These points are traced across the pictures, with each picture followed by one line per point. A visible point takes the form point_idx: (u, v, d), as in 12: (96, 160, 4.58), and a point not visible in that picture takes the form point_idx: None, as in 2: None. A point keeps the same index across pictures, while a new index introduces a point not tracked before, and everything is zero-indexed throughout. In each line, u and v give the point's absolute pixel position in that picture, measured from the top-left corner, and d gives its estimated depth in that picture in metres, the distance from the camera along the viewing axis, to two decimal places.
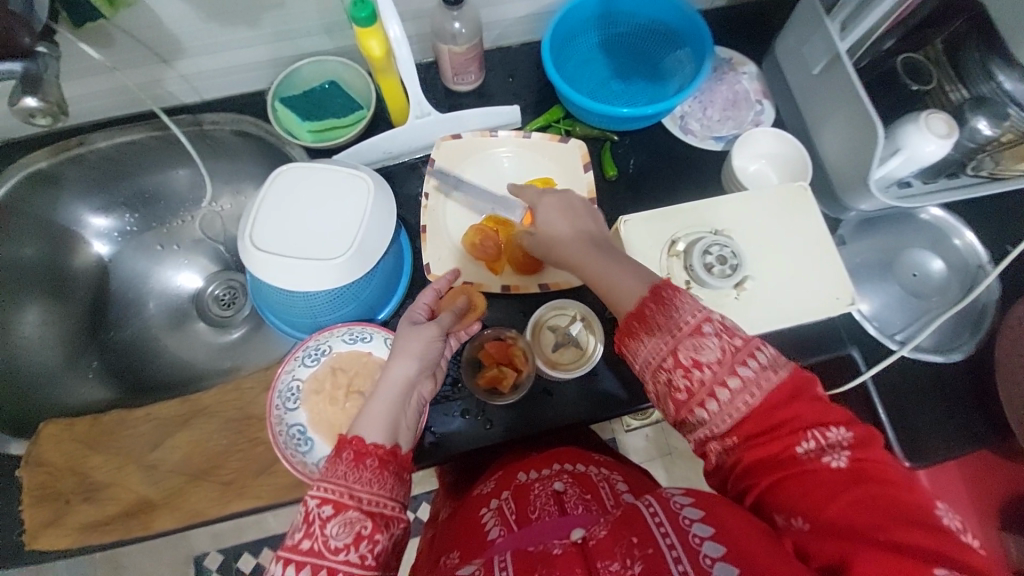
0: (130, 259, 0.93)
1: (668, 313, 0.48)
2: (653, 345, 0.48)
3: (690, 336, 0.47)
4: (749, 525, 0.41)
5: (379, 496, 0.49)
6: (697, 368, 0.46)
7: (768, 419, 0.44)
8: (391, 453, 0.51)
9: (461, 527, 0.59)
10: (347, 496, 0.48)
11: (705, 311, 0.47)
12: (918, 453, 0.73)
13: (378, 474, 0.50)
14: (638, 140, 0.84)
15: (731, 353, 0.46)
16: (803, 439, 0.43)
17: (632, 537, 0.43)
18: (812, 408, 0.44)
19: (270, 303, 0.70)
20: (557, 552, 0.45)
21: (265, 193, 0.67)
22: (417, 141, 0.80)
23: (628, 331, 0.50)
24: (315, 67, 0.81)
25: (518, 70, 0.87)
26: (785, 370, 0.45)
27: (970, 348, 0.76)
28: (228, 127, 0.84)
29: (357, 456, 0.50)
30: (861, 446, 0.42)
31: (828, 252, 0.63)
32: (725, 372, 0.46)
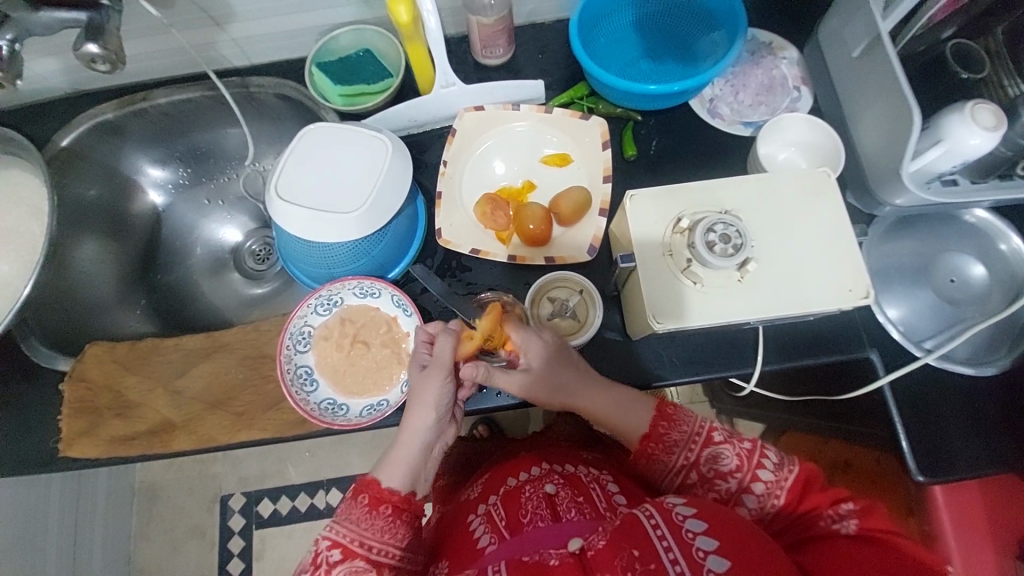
0: (180, 209, 1.02)
1: (676, 428, 0.61)
2: (678, 461, 0.61)
3: (704, 448, 0.60)
4: (744, 536, 0.45)
5: (385, 545, 0.59)
6: (719, 477, 0.59)
7: (794, 506, 0.55)
8: (404, 501, 0.60)
9: (455, 528, 0.67)
10: (355, 544, 0.58)
11: (707, 423, 0.61)
12: (935, 469, 0.68)
13: (390, 522, 0.59)
14: (662, 122, 0.82)
15: (745, 458, 0.58)
16: (825, 518, 0.53)
17: (633, 550, 0.45)
18: (827, 495, 0.55)
19: (292, 254, 0.76)
20: (554, 561, 0.48)
21: (293, 149, 0.72)
22: (441, 111, 0.83)
23: (647, 452, 0.61)
24: (352, 36, 0.86)
25: (548, 47, 0.87)
26: (794, 465, 0.58)
27: (1006, 363, 0.70)
28: (271, 90, 0.90)
29: (372, 503, 0.59)
30: (867, 515, 0.51)
31: (843, 243, 0.60)
32: (746, 478, 0.58)
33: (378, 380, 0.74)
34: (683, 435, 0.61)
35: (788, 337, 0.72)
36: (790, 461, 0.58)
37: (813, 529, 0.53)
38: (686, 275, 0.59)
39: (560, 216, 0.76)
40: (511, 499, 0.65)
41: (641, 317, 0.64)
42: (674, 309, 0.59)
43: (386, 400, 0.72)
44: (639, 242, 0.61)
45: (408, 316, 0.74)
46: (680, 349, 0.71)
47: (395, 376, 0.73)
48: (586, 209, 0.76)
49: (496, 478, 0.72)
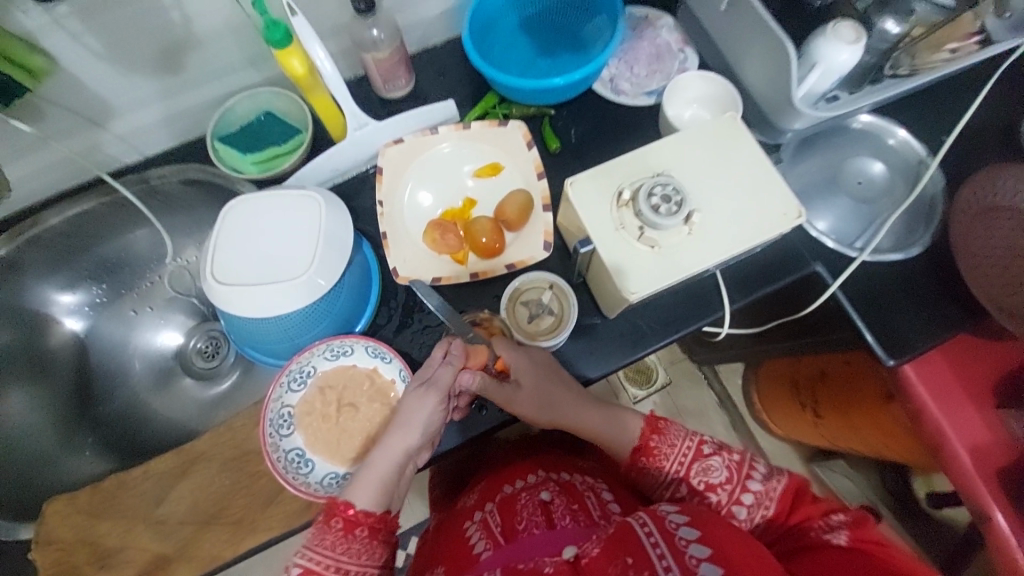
0: (105, 328, 0.93)
1: (667, 441, 0.64)
2: (670, 471, 0.63)
3: (695, 460, 0.62)
4: (736, 542, 0.47)
5: (361, 566, 0.56)
6: (710, 489, 0.60)
7: (785, 520, 0.57)
8: (380, 521, 0.57)
9: (451, 539, 0.65)
10: (328, 570, 0.54)
11: (696, 436, 0.63)
12: (899, 350, 0.75)
13: (366, 545, 0.56)
14: (574, 110, 0.86)
15: (734, 470, 0.61)
16: (817, 528, 0.54)
17: (626, 557, 0.46)
18: (818, 506, 0.57)
19: (247, 338, 0.71)
20: (549, 570, 0.49)
21: (219, 230, 0.69)
22: (361, 153, 0.81)
23: (638, 464, 0.65)
24: (249, 101, 0.83)
25: (446, 68, 0.89)
26: (784, 477, 0.60)
27: (927, 240, 0.78)
28: (175, 177, 0.84)
29: (347, 527, 0.56)
30: (857, 527, 0.53)
31: (766, 174, 0.65)
32: (736, 489, 0.59)
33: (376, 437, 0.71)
34: (673, 454, 0.63)
35: (743, 273, 0.76)
36: (779, 472, 0.61)
37: (806, 539, 0.54)
38: (642, 242, 0.62)
39: (508, 221, 0.76)
40: (506, 507, 0.65)
41: (613, 293, 0.65)
42: (640, 276, 0.61)
43: None
44: (590, 225, 0.63)
45: (388, 363, 0.71)
46: (654, 313, 0.74)
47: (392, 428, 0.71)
48: (530, 208, 0.77)
49: (493, 485, 0.72)
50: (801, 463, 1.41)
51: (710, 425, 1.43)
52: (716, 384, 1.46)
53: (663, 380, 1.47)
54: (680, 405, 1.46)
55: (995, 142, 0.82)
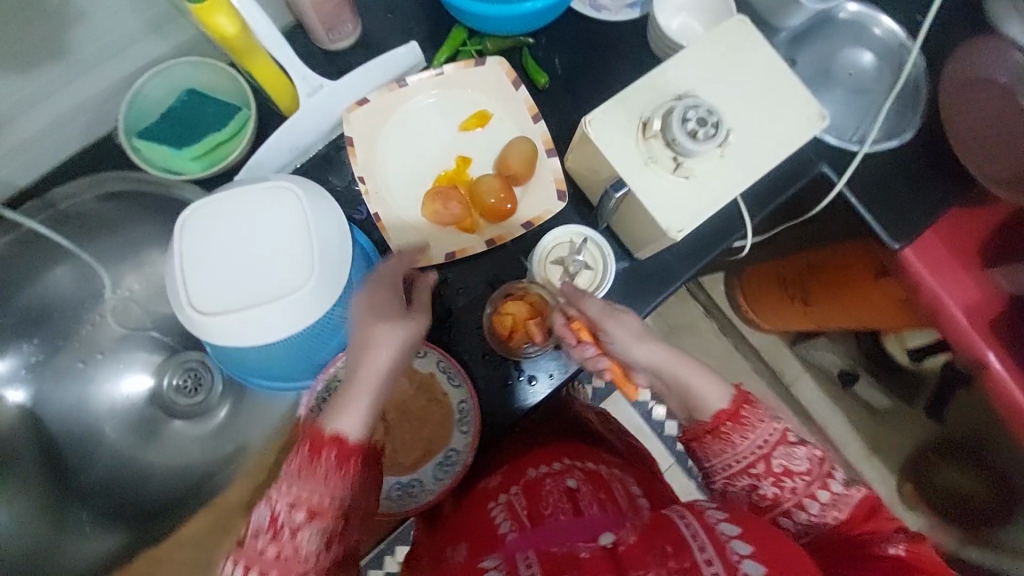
0: (54, 391, 0.78)
1: (756, 417, 0.54)
2: (744, 449, 0.54)
3: (778, 446, 0.53)
4: (785, 550, 0.46)
5: (343, 502, 0.50)
6: (788, 476, 0.53)
7: (853, 525, 0.52)
8: (352, 448, 0.50)
9: (466, 522, 0.61)
10: (316, 505, 0.49)
11: (782, 423, 0.54)
12: (901, 233, 0.78)
13: (343, 475, 0.50)
14: (555, 36, 0.76)
15: (817, 465, 0.53)
16: (880, 538, 0.51)
17: (666, 547, 0.47)
18: (888, 520, 0.53)
19: (253, 366, 0.62)
20: (585, 555, 0.48)
21: (183, 251, 0.57)
22: (322, 123, 0.68)
23: (713, 437, 0.54)
24: (163, 81, 0.65)
25: (396, 2, 0.74)
26: (861, 488, 0.54)
27: (917, 123, 0.79)
28: (89, 193, 0.69)
29: (316, 452, 0.50)
30: (917, 545, 0.51)
31: (787, 78, 0.61)
32: (815, 483, 0.53)
33: (432, 434, 0.67)
34: (751, 438, 0.54)
35: (758, 187, 0.74)
36: (858, 480, 0.55)
37: (867, 546, 0.51)
38: (679, 174, 0.57)
39: (514, 176, 0.68)
40: (531, 493, 0.60)
41: (651, 234, 0.61)
42: (682, 211, 0.57)
43: (453, 449, 0.66)
44: (618, 165, 0.57)
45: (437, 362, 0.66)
46: (682, 245, 0.71)
47: (445, 424, 0.66)
48: (535, 157, 0.69)
49: (516, 468, 0.67)
50: (786, 350, 1.49)
51: (702, 333, 1.50)
52: (703, 295, 1.51)
53: None
54: (673, 323, 1.51)
55: (969, 14, 0.82)
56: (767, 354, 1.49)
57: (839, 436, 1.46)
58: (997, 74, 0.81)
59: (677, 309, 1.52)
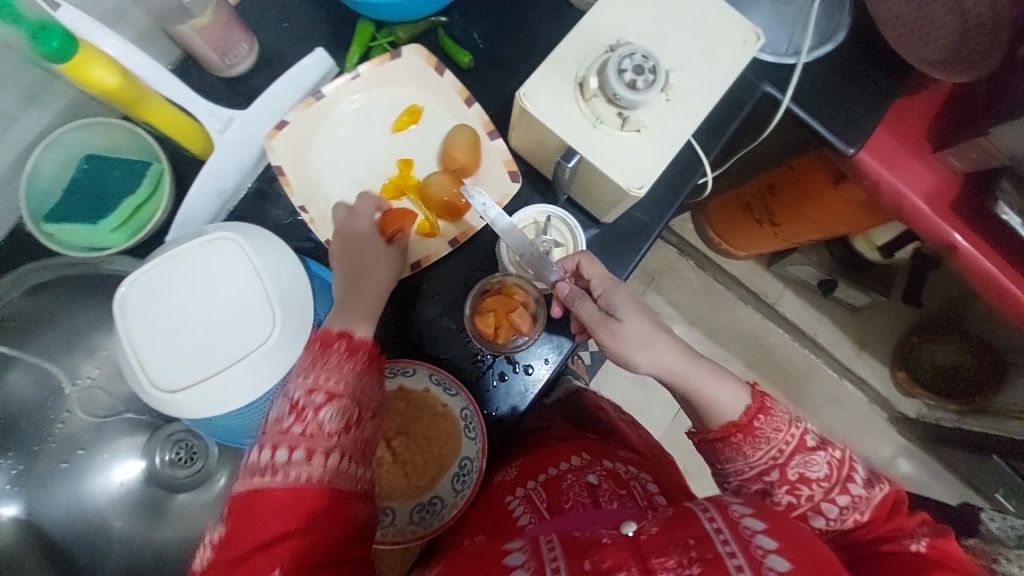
0: (44, 498, 0.74)
1: (774, 423, 0.52)
2: (756, 458, 0.52)
3: (795, 454, 0.51)
4: (805, 541, 0.46)
5: (348, 384, 0.50)
6: (805, 483, 0.51)
7: (875, 527, 0.51)
8: (362, 344, 0.52)
9: (487, 512, 0.61)
10: (321, 388, 0.48)
11: (801, 427, 0.52)
12: (851, 137, 0.78)
13: (350, 364, 0.50)
14: (467, 9, 0.71)
15: (836, 469, 0.51)
16: (900, 535, 0.50)
17: (688, 540, 0.45)
18: (913, 519, 0.51)
19: (240, 430, 0.59)
20: (607, 541, 0.47)
21: (129, 331, 0.52)
22: (244, 158, 0.63)
23: (727, 442, 0.53)
24: (52, 153, 0.58)
25: (289, 9, 0.68)
26: (884, 485, 0.52)
27: (846, 21, 0.78)
28: (15, 291, 0.64)
29: (324, 343, 0.50)
30: (940, 537, 0.49)
31: (714, 4, 0.58)
32: (834, 488, 0.51)
33: (441, 447, 0.65)
34: (766, 447, 0.52)
35: (707, 123, 0.72)
36: (880, 479, 0.53)
37: (885, 544, 0.50)
38: (629, 129, 0.55)
39: (461, 168, 0.65)
40: (552, 487, 0.60)
41: (613, 197, 0.59)
42: (640, 167, 0.55)
43: (466, 458, 0.65)
44: (564, 133, 0.55)
45: (437, 379, 0.65)
46: (645, 199, 0.69)
47: (453, 435, 0.65)
48: (478, 142, 0.65)
49: (533, 461, 0.66)
50: (763, 271, 1.53)
51: (681, 274, 1.53)
52: (675, 237, 1.52)
53: None
54: (651, 272, 1.52)
55: None
56: (746, 279, 1.52)
57: (828, 341, 1.51)
58: None
59: (653, 257, 1.53)
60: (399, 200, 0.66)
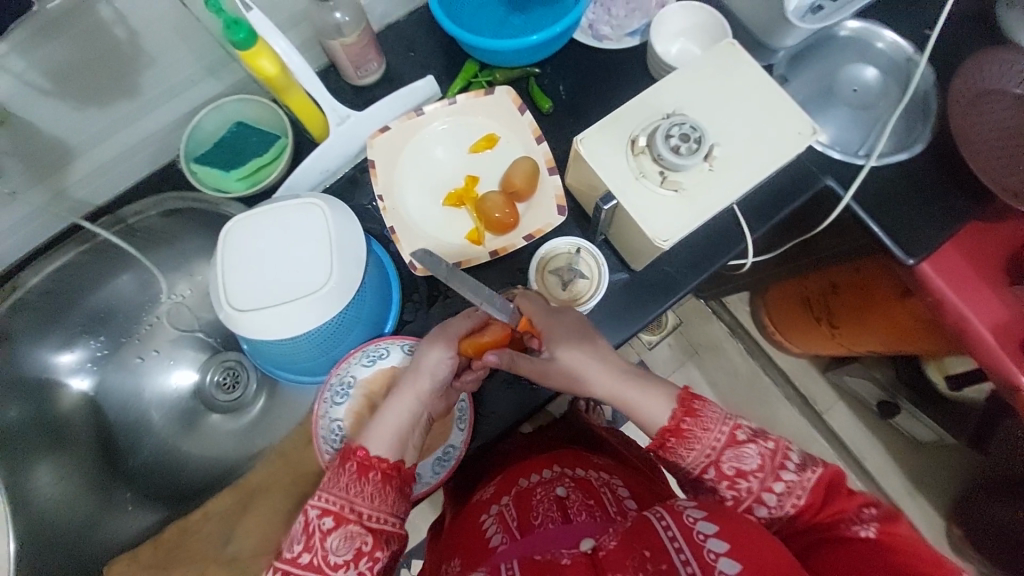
0: (115, 382, 0.90)
1: (701, 424, 0.58)
2: (695, 458, 0.58)
3: (728, 447, 0.57)
4: (753, 536, 0.47)
5: (375, 509, 0.55)
6: (742, 477, 0.56)
7: (815, 511, 0.54)
8: (394, 468, 0.57)
9: (466, 530, 0.65)
10: (346, 509, 0.54)
11: (731, 421, 0.58)
12: (914, 249, 0.77)
13: (380, 489, 0.56)
14: (559, 65, 0.82)
15: (769, 457, 0.56)
16: (845, 521, 0.53)
17: (644, 551, 0.48)
18: (853, 497, 0.55)
19: (279, 359, 0.70)
20: (566, 561, 0.50)
21: (223, 258, 0.65)
22: (349, 148, 0.77)
23: (668, 446, 0.59)
24: (216, 114, 0.77)
25: (416, 42, 0.84)
26: (819, 466, 0.57)
27: (927, 136, 0.79)
28: (154, 211, 0.81)
29: (361, 470, 0.56)
30: (887, 521, 0.52)
31: (775, 96, 0.63)
32: (770, 477, 0.56)
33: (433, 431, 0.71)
34: (698, 448, 0.58)
35: (758, 202, 0.76)
36: (814, 462, 0.57)
37: (832, 532, 0.53)
38: (668, 187, 0.60)
39: (517, 193, 0.74)
40: (522, 501, 0.64)
41: (643, 245, 0.64)
42: (672, 222, 0.60)
43: (451, 445, 0.70)
44: (609, 179, 0.61)
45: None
46: (679, 257, 0.74)
47: (445, 421, 0.71)
48: (537, 175, 0.74)
49: (508, 478, 0.71)
50: (818, 376, 1.45)
51: (726, 355, 1.47)
52: (726, 315, 1.49)
53: (675, 322, 1.49)
54: (692, 345, 1.49)
55: (979, 28, 0.82)
56: (797, 379, 1.45)
57: (876, 470, 1.37)
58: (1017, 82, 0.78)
59: (698, 331, 1.50)
60: (458, 207, 0.76)
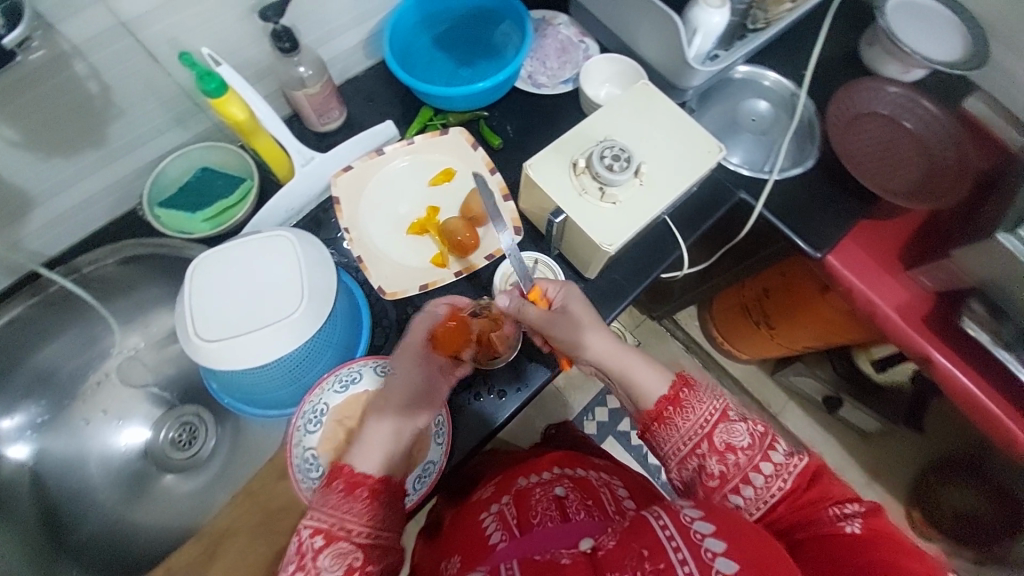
0: (56, 448, 0.84)
1: (696, 396, 0.62)
2: (688, 429, 0.61)
3: (719, 423, 0.60)
4: (753, 537, 0.47)
5: (366, 525, 0.56)
6: (730, 451, 0.59)
7: (799, 496, 0.57)
8: (380, 483, 0.59)
9: (464, 532, 0.65)
10: (337, 528, 0.55)
11: (722, 402, 0.61)
12: (822, 245, 0.89)
13: (367, 505, 0.57)
14: (505, 108, 0.92)
15: (757, 438, 0.59)
16: (830, 515, 0.54)
17: (642, 550, 0.46)
18: (835, 490, 0.56)
19: (249, 391, 0.71)
20: (565, 561, 0.49)
21: (191, 290, 0.66)
22: (313, 187, 0.82)
23: (663, 416, 0.62)
24: (182, 160, 0.81)
25: (375, 93, 0.92)
26: (806, 455, 0.59)
27: (816, 153, 0.94)
28: (111, 259, 0.81)
29: (348, 487, 0.57)
30: (870, 515, 0.53)
31: (687, 123, 0.75)
32: (757, 455, 0.58)
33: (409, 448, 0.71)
34: (693, 420, 0.61)
35: (688, 214, 0.86)
36: (802, 451, 0.60)
37: (817, 524, 0.54)
38: (608, 200, 0.69)
39: (476, 217, 0.80)
40: (521, 500, 0.64)
41: (591, 253, 0.72)
42: (614, 229, 0.68)
43: (431, 461, 0.70)
44: (556, 197, 0.69)
45: None
46: (628, 265, 0.82)
47: (423, 438, 0.70)
48: (493, 201, 0.81)
49: (507, 479, 0.72)
50: (768, 379, 1.51)
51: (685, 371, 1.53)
52: (680, 332, 1.57)
53: (633, 344, 1.54)
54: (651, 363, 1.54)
55: (842, 69, 1.01)
56: (751, 385, 1.51)
57: (837, 464, 1.43)
58: (879, 106, 0.94)
59: (657, 351, 1.56)
60: (422, 235, 0.82)
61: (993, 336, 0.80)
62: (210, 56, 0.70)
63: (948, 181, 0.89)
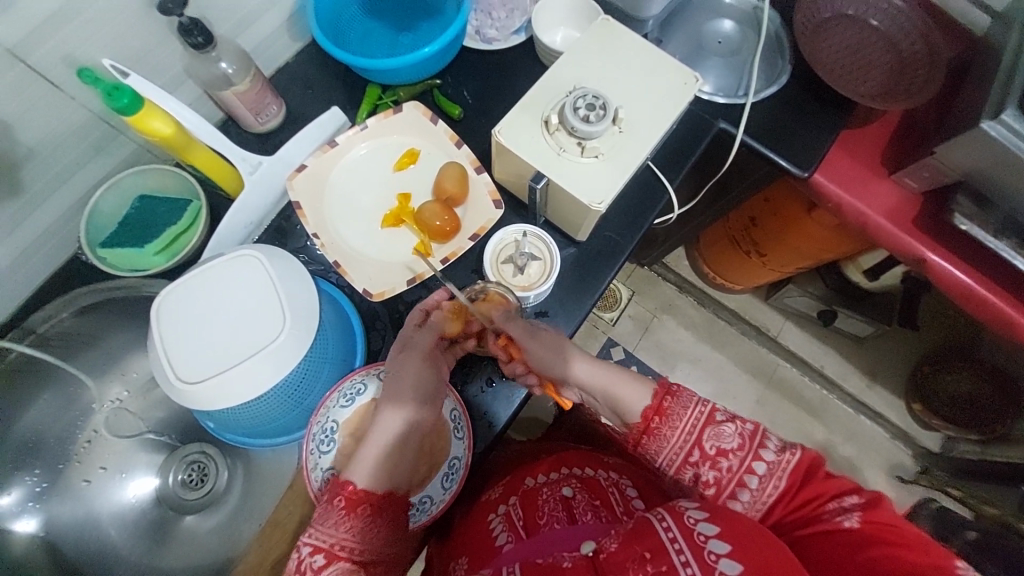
0: (63, 514, 0.81)
1: (681, 403, 0.61)
2: (675, 442, 0.60)
3: (706, 428, 0.59)
4: (761, 542, 0.46)
5: (365, 543, 0.57)
6: (721, 456, 0.59)
7: (794, 496, 0.56)
8: (382, 499, 0.59)
9: (472, 529, 0.66)
10: (338, 547, 0.56)
11: (709, 402, 0.60)
12: (806, 163, 0.86)
13: (368, 522, 0.58)
14: (457, 73, 0.85)
15: (748, 439, 0.59)
16: (828, 511, 0.54)
17: (644, 553, 0.47)
18: (831, 483, 0.56)
19: (251, 424, 0.67)
20: (567, 564, 0.50)
21: (160, 333, 0.61)
22: (269, 196, 0.76)
23: (650, 432, 0.61)
24: (115, 191, 0.73)
25: (313, 79, 0.83)
26: (797, 450, 0.58)
27: (789, 67, 0.89)
28: (66, 312, 0.75)
29: (350, 505, 0.57)
30: (871, 508, 0.52)
31: (655, 56, 0.69)
32: (749, 457, 0.58)
33: (432, 448, 0.67)
34: (680, 429, 0.60)
35: (669, 155, 0.82)
36: (794, 445, 0.59)
37: (815, 522, 0.54)
38: (589, 154, 0.64)
39: (451, 197, 0.75)
40: (528, 500, 0.65)
41: (580, 213, 0.68)
42: (600, 185, 0.64)
43: (455, 457, 0.68)
44: (534, 160, 0.65)
45: None
46: (617, 220, 0.78)
47: (443, 435, 0.68)
48: (466, 176, 0.76)
49: (514, 478, 0.72)
50: (762, 304, 1.52)
51: (681, 311, 1.53)
52: (670, 274, 1.54)
53: (627, 294, 1.52)
54: (649, 310, 1.53)
55: None
56: (747, 312, 1.51)
57: (836, 373, 1.46)
58: (847, 6, 0.90)
59: (652, 296, 1.54)
60: (398, 226, 0.76)
61: (982, 227, 0.78)
62: (114, 67, 0.62)
63: (921, 73, 0.86)
